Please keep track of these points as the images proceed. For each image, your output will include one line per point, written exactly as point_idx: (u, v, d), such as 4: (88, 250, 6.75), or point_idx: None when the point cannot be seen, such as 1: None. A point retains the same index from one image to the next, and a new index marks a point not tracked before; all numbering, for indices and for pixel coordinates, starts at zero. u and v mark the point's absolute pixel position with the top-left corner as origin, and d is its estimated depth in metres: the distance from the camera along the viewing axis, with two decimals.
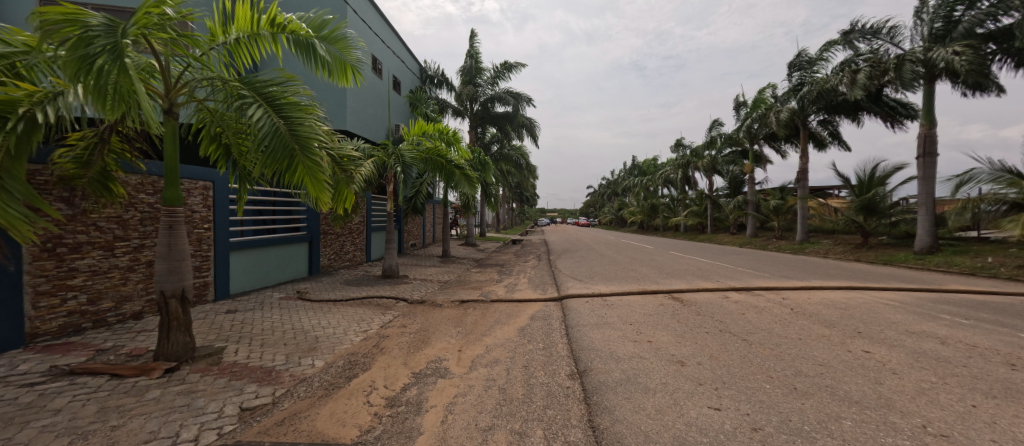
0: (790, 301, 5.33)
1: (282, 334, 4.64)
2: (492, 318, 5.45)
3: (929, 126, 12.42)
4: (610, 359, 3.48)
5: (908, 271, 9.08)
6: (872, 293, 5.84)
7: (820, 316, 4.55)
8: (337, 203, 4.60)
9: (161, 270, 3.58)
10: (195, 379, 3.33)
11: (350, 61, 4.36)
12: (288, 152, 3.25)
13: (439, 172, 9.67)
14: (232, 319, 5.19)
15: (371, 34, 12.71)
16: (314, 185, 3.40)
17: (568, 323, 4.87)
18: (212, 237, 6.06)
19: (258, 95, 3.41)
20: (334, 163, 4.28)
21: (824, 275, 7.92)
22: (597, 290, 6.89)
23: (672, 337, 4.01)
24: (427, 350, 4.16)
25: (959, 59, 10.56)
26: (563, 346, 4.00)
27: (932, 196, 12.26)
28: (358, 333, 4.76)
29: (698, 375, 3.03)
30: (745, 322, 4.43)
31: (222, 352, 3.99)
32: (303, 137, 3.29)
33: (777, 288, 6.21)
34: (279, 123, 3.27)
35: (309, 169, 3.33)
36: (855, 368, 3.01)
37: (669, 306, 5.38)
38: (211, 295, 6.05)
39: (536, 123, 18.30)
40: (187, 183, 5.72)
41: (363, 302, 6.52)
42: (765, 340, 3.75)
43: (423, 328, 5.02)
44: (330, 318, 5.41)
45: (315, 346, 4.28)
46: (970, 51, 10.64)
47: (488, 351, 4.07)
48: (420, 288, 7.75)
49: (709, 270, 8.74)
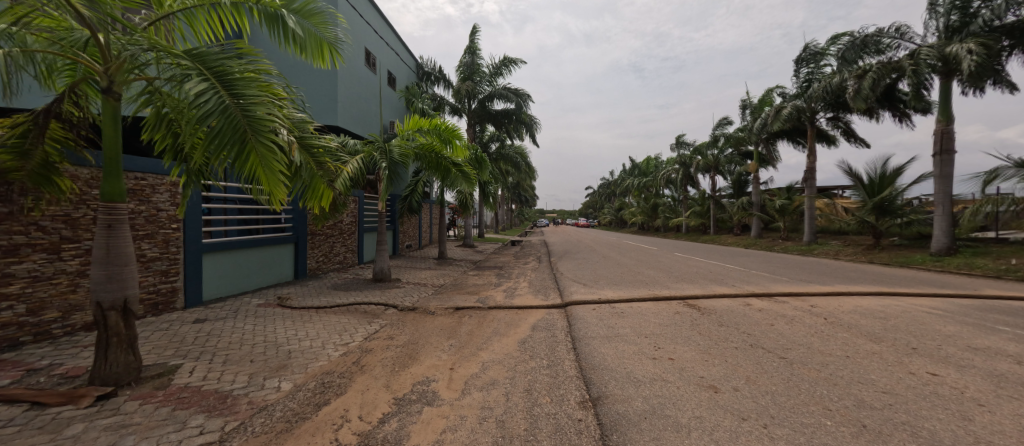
0: (820, 309, 4.79)
1: (250, 348, 4.07)
2: (489, 328, 4.90)
3: (946, 122, 11.86)
4: (628, 383, 2.94)
5: (933, 275, 8.55)
6: (907, 299, 5.32)
7: (861, 327, 4.02)
8: (312, 203, 3.96)
9: (98, 277, 3.01)
10: (131, 409, 2.77)
11: (328, 38, 3.81)
12: (239, 137, 2.82)
13: (434, 169, 9.09)
14: (198, 330, 4.63)
15: (364, 27, 12.14)
16: (270, 176, 2.95)
17: (574, 335, 4.33)
18: (181, 238, 5.51)
19: (207, 71, 2.95)
20: (305, 154, 3.73)
21: (846, 279, 7.39)
22: (604, 296, 6.33)
23: (696, 353, 3.47)
24: (413, 368, 3.61)
25: (972, 58, 10.01)
26: (571, 364, 3.46)
27: (949, 196, 11.74)
28: (337, 347, 4.21)
29: (738, 406, 2.50)
30: (778, 335, 3.89)
31: (175, 372, 3.43)
32: (256, 119, 2.85)
33: (801, 294, 5.68)
34: (227, 103, 2.83)
35: (262, 157, 2.88)
36: (931, 398, 2.50)
37: (687, 315, 4.84)
38: (180, 303, 5.49)
39: (537, 121, 17.82)
40: (153, 179, 5.16)
41: (349, 309, 5.98)
42: (807, 359, 3.22)
43: (412, 340, 4.48)
44: (308, 329, 4.86)
45: (286, 363, 3.72)
46: (983, 49, 10.08)
47: (484, 369, 3.53)
48: (413, 293, 7.19)
49: (722, 273, 8.19)
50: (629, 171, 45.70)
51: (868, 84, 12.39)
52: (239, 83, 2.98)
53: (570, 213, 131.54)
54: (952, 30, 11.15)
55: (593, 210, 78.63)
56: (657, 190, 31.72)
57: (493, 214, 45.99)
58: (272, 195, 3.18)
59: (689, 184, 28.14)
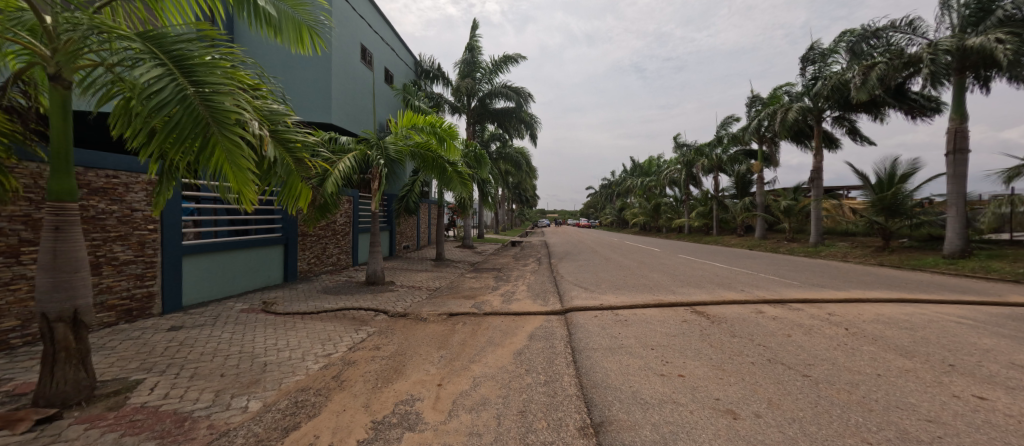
0: (839, 318, 4.44)
1: (222, 360, 3.76)
2: (483, 337, 4.57)
3: (959, 121, 11.48)
4: (635, 406, 2.61)
5: (951, 279, 8.16)
6: (930, 307, 4.97)
7: (888, 340, 3.68)
8: (289, 202, 3.65)
9: (42, 286, 2.68)
10: (73, 435, 2.46)
11: (306, 21, 3.59)
12: (201, 130, 2.49)
13: (429, 168, 8.72)
14: (170, 339, 4.32)
15: (361, 22, 11.82)
16: (237, 173, 2.64)
17: (575, 345, 4.02)
18: (158, 240, 5.21)
19: (163, 55, 2.61)
20: (280, 148, 3.40)
21: (860, 284, 7.04)
22: (606, 301, 6.01)
23: (709, 369, 3.14)
24: (397, 385, 3.29)
25: (1004, 47, 9.50)
26: (570, 381, 3.14)
27: (963, 196, 11.34)
28: (318, 359, 3.90)
29: (762, 437, 2.17)
30: (797, 347, 3.55)
31: (134, 389, 3.12)
32: (220, 109, 2.53)
33: (816, 301, 5.33)
34: (186, 90, 2.50)
35: (228, 152, 2.56)
36: (985, 430, 2.16)
37: (695, 324, 4.50)
38: (156, 309, 5.19)
39: (537, 120, 17.53)
40: (126, 177, 4.85)
41: (337, 315, 5.66)
42: (834, 377, 2.88)
43: (400, 351, 4.16)
44: (289, 338, 4.54)
45: (259, 378, 3.40)
46: (1014, 38, 9.60)
47: (475, 386, 3.20)
48: (406, 298, 6.87)
49: (730, 277, 7.84)
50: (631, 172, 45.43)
51: (876, 75, 11.92)
52: (199, 69, 2.63)
53: (572, 214, 131.08)
54: (969, 24, 10.80)
55: (593, 210, 78.45)
56: (660, 190, 31.32)
57: (494, 215, 45.77)
58: (240, 194, 2.86)
59: (691, 184, 27.79)
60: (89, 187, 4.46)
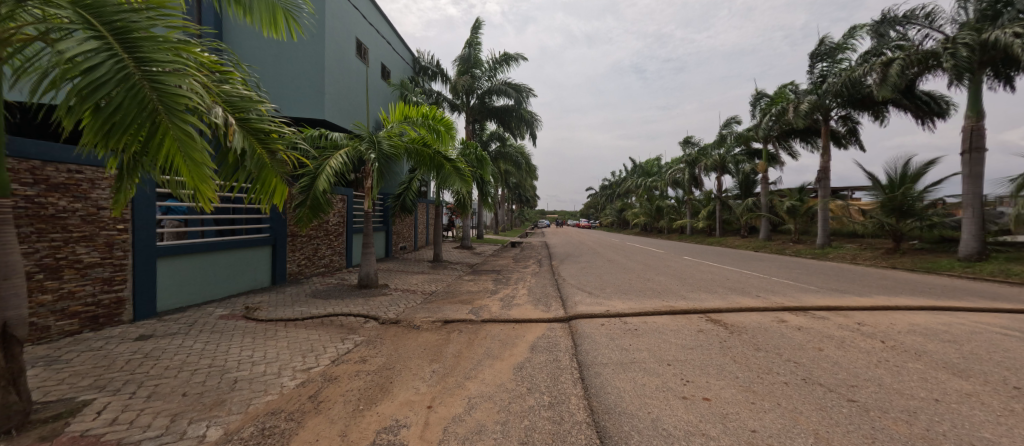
0: (872, 329, 4.04)
1: (187, 377, 3.34)
2: (480, 349, 4.16)
3: (975, 119, 11.10)
4: (657, 440, 2.20)
5: (975, 284, 7.73)
6: (966, 316, 4.57)
7: (933, 355, 3.29)
8: (261, 199, 3.23)
9: None
10: None
11: (281, 3, 3.33)
12: (144, 115, 1.88)
13: (425, 166, 8.26)
14: (135, 350, 3.91)
15: (356, 15, 11.39)
16: (191, 170, 2.07)
17: (582, 359, 3.63)
18: (127, 241, 4.80)
19: (100, 25, 1.95)
20: (250, 138, 2.97)
21: (884, 289, 6.60)
22: (612, 307, 5.62)
23: (736, 390, 2.75)
24: (381, 407, 2.88)
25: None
26: (578, 404, 2.74)
27: (980, 197, 10.93)
28: (296, 374, 3.49)
29: None
30: (834, 365, 3.15)
31: (78, 413, 2.70)
32: (171, 90, 1.91)
33: (841, 309, 4.94)
34: (127, 65, 1.86)
35: (181, 144, 1.98)
36: None
37: (713, 334, 4.11)
38: (126, 315, 4.79)
39: (537, 118, 17.13)
40: (91, 173, 4.47)
41: (325, 321, 5.27)
42: (885, 403, 2.48)
43: (388, 364, 3.76)
44: (268, 349, 4.14)
45: (223, 399, 2.99)
46: None
47: (470, 409, 2.81)
48: (399, 303, 6.46)
49: (742, 281, 7.42)
50: (631, 173, 45.09)
51: (896, 70, 11.45)
52: (143, 44, 1.95)
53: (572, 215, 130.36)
54: (985, 18, 10.47)
55: (592, 212, 78.14)
56: (661, 191, 30.90)
57: (492, 215, 45.85)
58: (196, 190, 2.30)
59: (693, 185, 27.40)
60: (48, 183, 4.06)
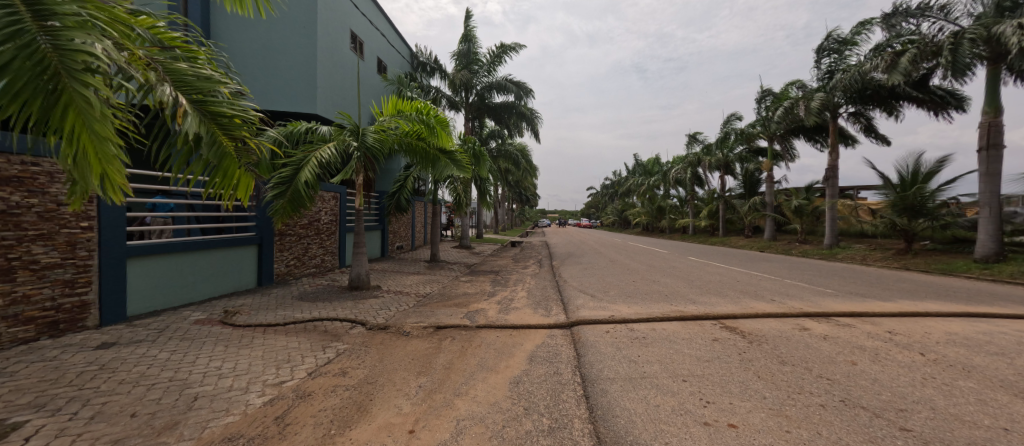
0: (905, 339, 3.66)
1: (141, 395, 2.95)
2: (473, 359, 3.78)
3: (993, 115, 10.68)
4: None
5: (998, 286, 7.32)
6: (1007, 323, 4.17)
7: (983, 370, 2.91)
8: (223, 193, 2.79)
9: None
10: None
11: None
12: (33, 77, 1.48)
13: (420, 160, 7.85)
14: (89, 361, 3.52)
15: (350, 6, 10.97)
16: (98, 149, 1.66)
17: (585, 372, 3.26)
18: (92, 240, 4.43)
19: None
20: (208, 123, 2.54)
21: (905, 292, 6.22)
22: (617, 311, 5.26)
23: (765, 414, 2.38)
24: (356, 431, 2.51)
25: None
26: (582, 430, 2.37)
27: (997, 196, 10.52)
28: (264, 390, 3.11)
29: None
30: (873, 382, 2.77)
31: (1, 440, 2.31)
32: (73, 49, 1.51)
33: (866, 315, 4.56)
34: (20, 16, 1.47)
35: (87, 117, 1.58)
36: None
37: (730, 344, 3.74)
38: (92, 320, 4.42)
39: (538, 115, 16.70)
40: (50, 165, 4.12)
41: (308, 327, 4.90)
42: (942, 432, 2.11)
43: (369, 377, 3.39)
44: (239, 359, 3.77)
45: (177, 421, 2.62)
46: None
47: (457, 435, 2.43)
48: (390, 306, 6.09)
49: (753, 284, 7.03)
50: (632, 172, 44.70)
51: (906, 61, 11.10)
52: None
53: (573, 214, 129.63)
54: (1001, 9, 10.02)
55: (594, 211, 77.84)
56: (664, 190, 30.51)
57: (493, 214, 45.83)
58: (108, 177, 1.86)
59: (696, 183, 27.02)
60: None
